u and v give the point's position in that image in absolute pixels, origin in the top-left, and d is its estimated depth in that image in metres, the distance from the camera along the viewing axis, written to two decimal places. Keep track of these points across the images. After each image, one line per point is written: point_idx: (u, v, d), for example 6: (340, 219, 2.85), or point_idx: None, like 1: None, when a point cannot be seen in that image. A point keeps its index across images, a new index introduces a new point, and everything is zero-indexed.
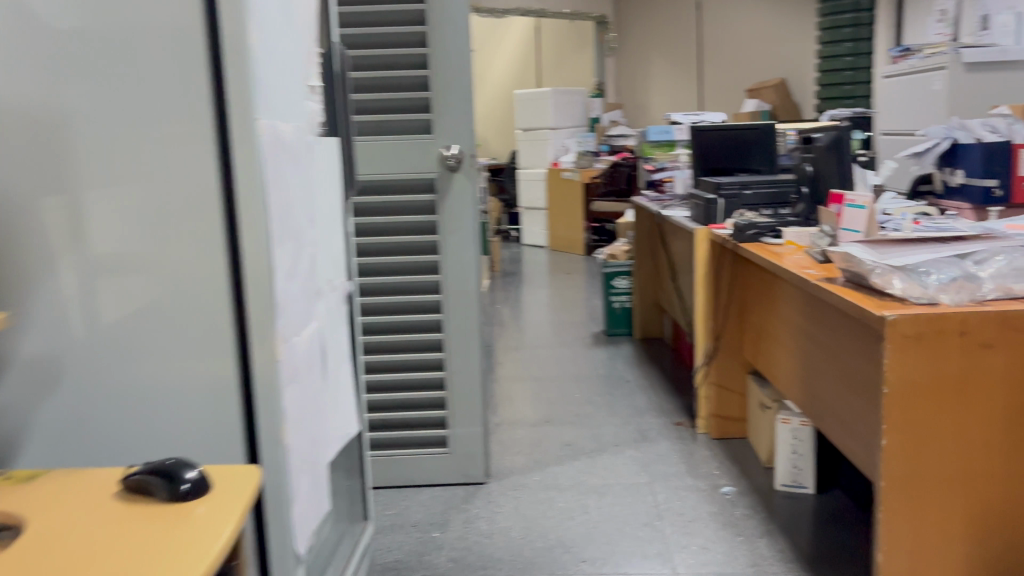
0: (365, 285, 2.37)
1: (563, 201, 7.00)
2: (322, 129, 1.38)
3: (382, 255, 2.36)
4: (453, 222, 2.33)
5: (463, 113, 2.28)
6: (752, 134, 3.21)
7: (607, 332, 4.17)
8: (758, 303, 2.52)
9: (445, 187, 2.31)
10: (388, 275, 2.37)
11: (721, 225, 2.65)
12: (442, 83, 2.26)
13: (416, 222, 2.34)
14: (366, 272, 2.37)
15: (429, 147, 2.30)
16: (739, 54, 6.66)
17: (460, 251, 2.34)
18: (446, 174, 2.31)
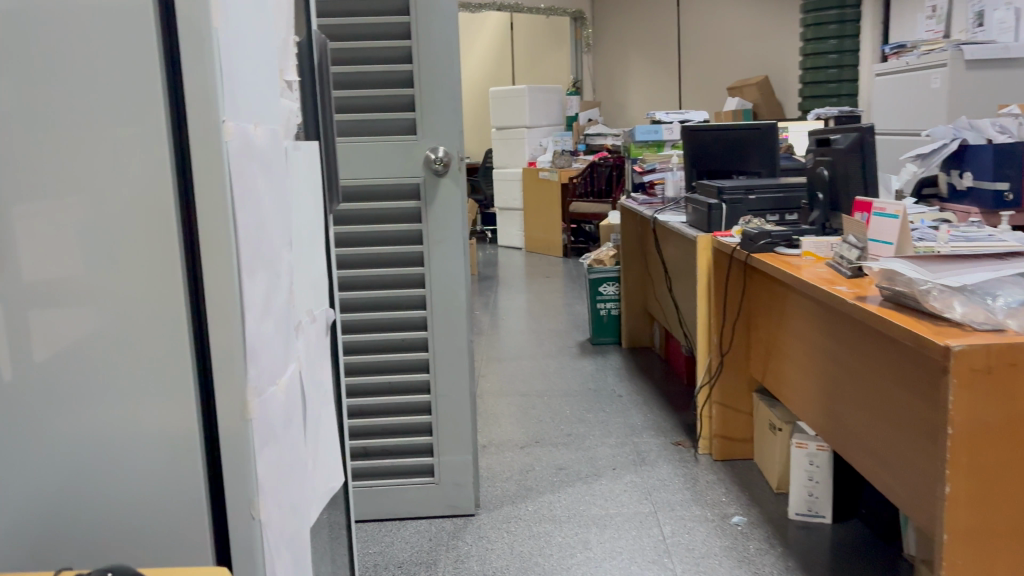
0: (344, 301, 2.14)
1: (540, 201, 6.81)
2: (299, 132, 1.16)
3: (363, 268, 2.15)
4: (440, 230, 2.12)
5: (451, 112, 2.07)
6: (750, 134, 3.04)
7: (593, 340, 3.99)
8: (766, 316, 2.36)
9: (431, 193, 2.11)
10: (369, 290, 2.15)
11: (726, 233, 2.46)
12: (427, 78, 2.06)
13: (400, 232, 2.13)
14: (345, 286, 2.15)
15: (414, 149, 2.09)
16: (719, 52, 6.52)
17: (447, 263, 2.14)
18: (433, 179, 2.10)
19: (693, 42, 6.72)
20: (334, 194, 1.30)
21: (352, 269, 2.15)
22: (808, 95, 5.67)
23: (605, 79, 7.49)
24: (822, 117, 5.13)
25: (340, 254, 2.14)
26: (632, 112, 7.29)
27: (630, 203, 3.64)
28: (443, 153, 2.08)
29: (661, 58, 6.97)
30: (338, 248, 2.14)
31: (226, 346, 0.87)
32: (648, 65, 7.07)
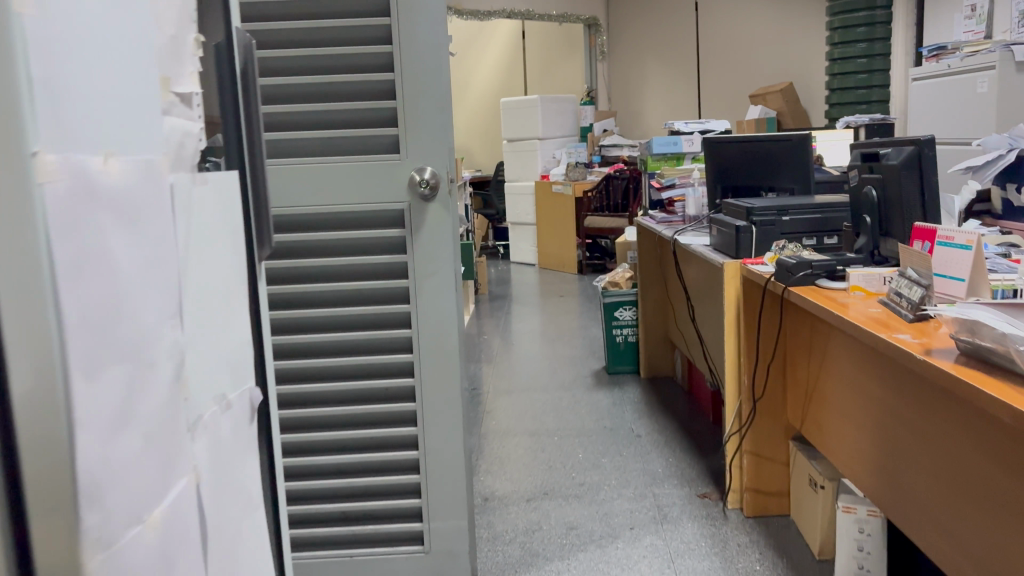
0: (321, 343, 1.81)
1: (553, 216, 6.54)
2: (205, 159, 0.88)
3: (343, 305, 1.81)
4: (427, 263, 1.79)
5: (440, 126, 1.75)
6: (780, 148, 2.74)
7: (608, 369, 3.68)
8: (805, 357, 2.07)
9: (417, 222, 1.78)
10: (350, 330, 1.81)
11: (758, 261, 2.17)
12: (410, 86, 1.72)
13: (383, 266, 1.79)
14: (321, 326, 1.81)
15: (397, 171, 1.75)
16: (741, 58, 6.19)
17: (435, 301, 1.81)
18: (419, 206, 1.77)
19: (712, 49, 6.41)
20: (266, 235, 1.02)
21: (331, 305, 1.81)
22: (835, 102, 5.40)
23: (621, 88, 7.21)
24: (853, 124, 4.80)
25: (315, 288, 1.81)
26: (650, 122, 7.00)
27: (647, 221, 3.35)
28: (430, 175, 1.75)
29: (680, 66, 6.68)
30: (313, 281, 1.80)
31: (38, 469, 0.51)
32: (666, 73, 6.79)
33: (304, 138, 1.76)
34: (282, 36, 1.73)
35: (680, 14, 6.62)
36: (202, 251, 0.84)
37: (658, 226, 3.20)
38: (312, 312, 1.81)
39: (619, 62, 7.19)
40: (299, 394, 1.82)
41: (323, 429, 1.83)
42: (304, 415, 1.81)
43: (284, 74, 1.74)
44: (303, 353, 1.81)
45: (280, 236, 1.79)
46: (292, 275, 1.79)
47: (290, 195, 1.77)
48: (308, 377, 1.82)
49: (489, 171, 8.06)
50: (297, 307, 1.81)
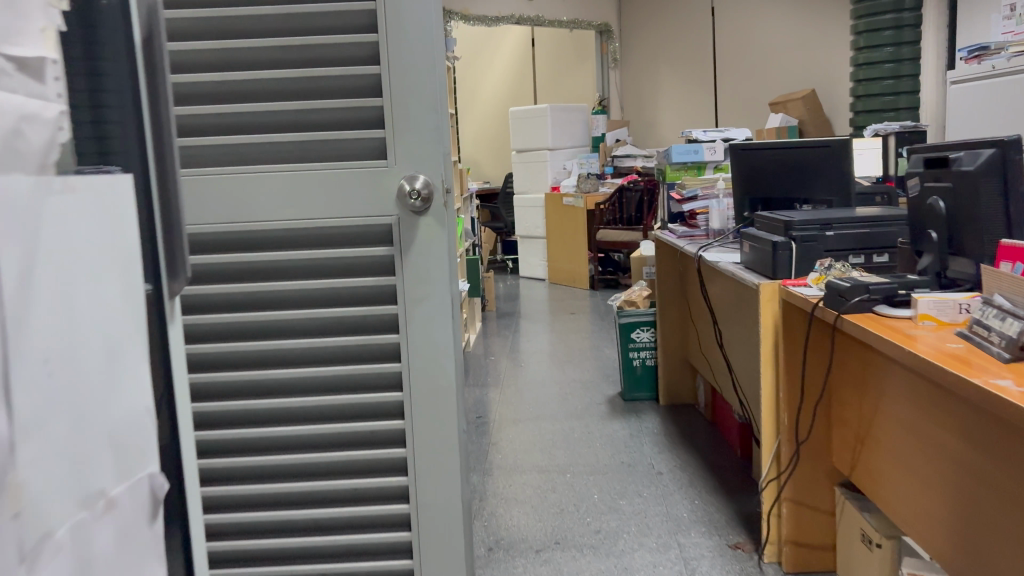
0: (286, 376, 1.38)
1: (564, 229, 6.28)
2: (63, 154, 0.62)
3: (316, 328, 1.38)
4: (421, 291, 1.37)
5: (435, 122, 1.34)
6: (816, 155, 2.45)
7: (625, 396, 3.40)
8: (858, 396, 1.78)
9: (407, 240, 1.35)
10: (324, 359, 1.39)
11: (800, 282, 1.89)
12: (397, 71, 1.32)
13: (364, 289, 1.37)
14: (287, 354, 1.38)
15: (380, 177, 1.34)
16: (760, 65, 5.89)
17: (427, 336, 1.38)
18: (410, 222, 1.35)
19: (729, 56, 6.13)
20: (179, 262, 0.76)
21: (300, 325, 1.38)
22: (860, 109, 5.06)
23: (634, 97, 6.96)
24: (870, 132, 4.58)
25: (279, 306, 1.38)
26: (664, 132, 6.74)
27: (666, 235, 3.10)
28: (424, 185, 1.33)
29: (696, 75, 6.42)
30: (276, 296, 1.38)
31: None
32: (681, 81, 6.54)
33: (262, 140, 1.35)
34: (234, 24, 1.34)
35: (697, 20, 6.35)
36: (73, 286, 0.60)
37: (679, 240, 2.95)
38: (275, 337, 1.38)
39: (633, 70, 6.95)
40: (260, 439, 1.38)
41: (289, 481, 1.39)
42: (266, 464, 1.38)
43: (236, 67, 1.35)
44: (263, 390, 1.39)
45: (235, 241, 1.37)
46: (251, 288, 1.37)
47: (248, 192, 1.35)
48: (271, 417, 1.39)
49: (497, 184, 7.81)
50: (256, 331, 1.38)
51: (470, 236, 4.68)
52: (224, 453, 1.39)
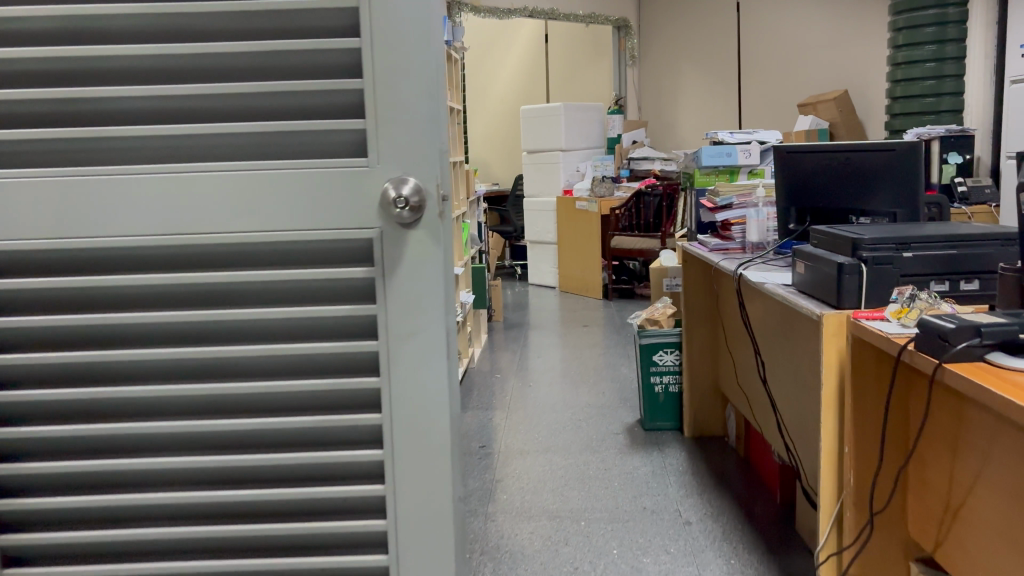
0: (237, 427, 1.01)
1: (577, 235, 5.94)
2: None
3: (274, 374, 1.01)
4: (409, 334, 1.00)
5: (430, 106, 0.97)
6: (879, 160, 2.11)
7: (645, 425, 3.07)
8: (947, 460, 1.44)
9: (390, 262, 0.98)
10: (292, 406, 1.02)
11: (875, 315, 1.55)
12: (382, 35, 0.96)
13: (334, 326, 1.00)
14: (242, 400, 1.01)
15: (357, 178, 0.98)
16: (789, 65, 5.52)
17: (413, 396, 1.01)
18: (394, 238, 0.98)
19: (756, 55, 5.77)
20: None
21: (256, 370, 1.01)
22: (898, 112, 4.68)
23: (653, 97, 6.62)
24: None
25: (232, 335, 1.01)
26: (685, 133, 6.39)
27: (696, 247, 2.76)
28: (414, 190, 0.97)
29: (720, 74, 6.06)
30: (225, 331, 1.00)
31: None
32: (703, 80, 6.19)
33: (207, 132, 0.98)
34: None
35: (722, 16, 5.99)
36: None
37: (712, 254, 2.61)
38: (224, 382, 1.01)
39: (652, 68, 6.61)
40: (204, 504, 1.02)
41: (241, 557, 1.03)
42: (209, 538, 1.02)
43: (168, 37, 0.98)
44: (208, 447, 1.02)
45: (171, 253, 0.99)
46: (191, 320, 0.99)
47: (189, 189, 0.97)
48: (225, 477, 1.03)
49: (506, 185, 7.48)
50: (200, 374, 1.01)
51: (478, 242, 4.35)
52: (162, 521, 1.03)
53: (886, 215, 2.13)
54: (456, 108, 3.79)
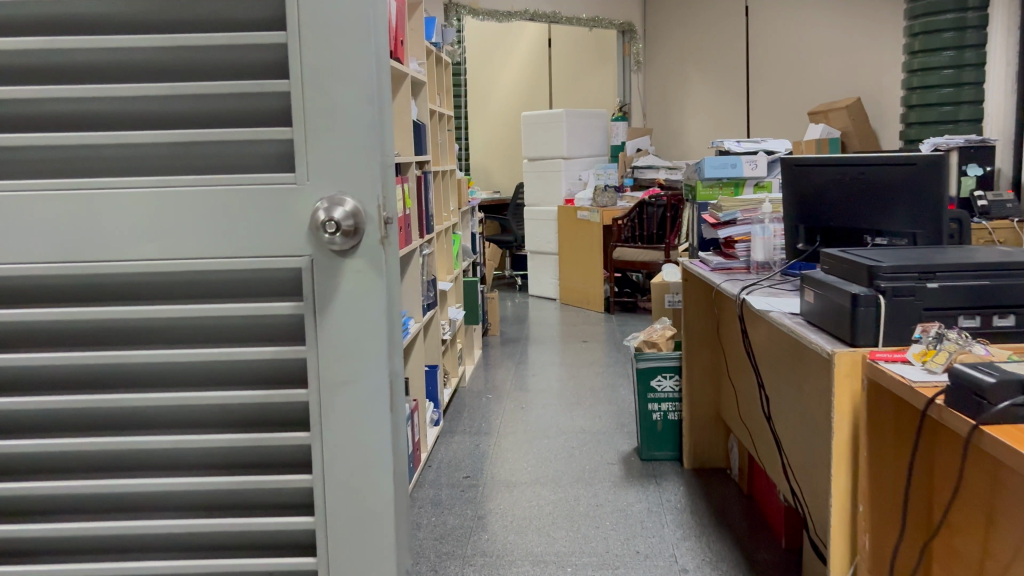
0: (135, 487, 0.82)
1: (578, 246, 5.75)
2: None
3: (207, 459, 0.83)
4: (344, 390, 0.80)
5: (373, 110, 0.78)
6: (897, 175, 1.90)
7: (642, 455, 2.87)
8: (983, 536, 1.24)
9: (321, 305, 0.79)
10: (206, 464, 0.83)
11: (895, 356, 1.35)
12: (311, 21, 0.77)
13: (252, 390, 0.81)
14: (144, 454, 0.82)
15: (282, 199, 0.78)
16: (798, 71, 5.32)
17: (351, 466, 0.81)
18: (327, 275, 0.78)
19: (765, 60, 5.56)
20: None
21: (183, 458, 0.83)
22: (913, 120, 4.48)
23: (658, 103, 6.42)
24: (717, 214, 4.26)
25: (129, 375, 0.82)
26: (691, 141, 6.18)
27: (696, 265, 2.57)
28: (353, 213, 0.78)
29: (728, 80, 5.86)
30: (136, 411, 0.82)
31: None
32: (711, 86, 5.99)
33: (96, 148, 0.80)
34: None
35: (730, 20, 5.79)
36: None
37: (713, 273, 2.43)
38: (148, 474, 0.83)
39: (657, 74, 6.41)
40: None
41: None
42: None
43: (32, 30, 0.80)
44: (124, 554, 0.83)
45: (77, 302, 0.80)
46: (99, 401, 0.81)
47: (84, 222, 0.79)
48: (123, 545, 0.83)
49: (507, 193, 7.29)
50: (116, 457, 0.83)
51: (471, 254, 4.15)
52: None
53: (902, 236, 1.92)
54: (447, 115, 3.60)
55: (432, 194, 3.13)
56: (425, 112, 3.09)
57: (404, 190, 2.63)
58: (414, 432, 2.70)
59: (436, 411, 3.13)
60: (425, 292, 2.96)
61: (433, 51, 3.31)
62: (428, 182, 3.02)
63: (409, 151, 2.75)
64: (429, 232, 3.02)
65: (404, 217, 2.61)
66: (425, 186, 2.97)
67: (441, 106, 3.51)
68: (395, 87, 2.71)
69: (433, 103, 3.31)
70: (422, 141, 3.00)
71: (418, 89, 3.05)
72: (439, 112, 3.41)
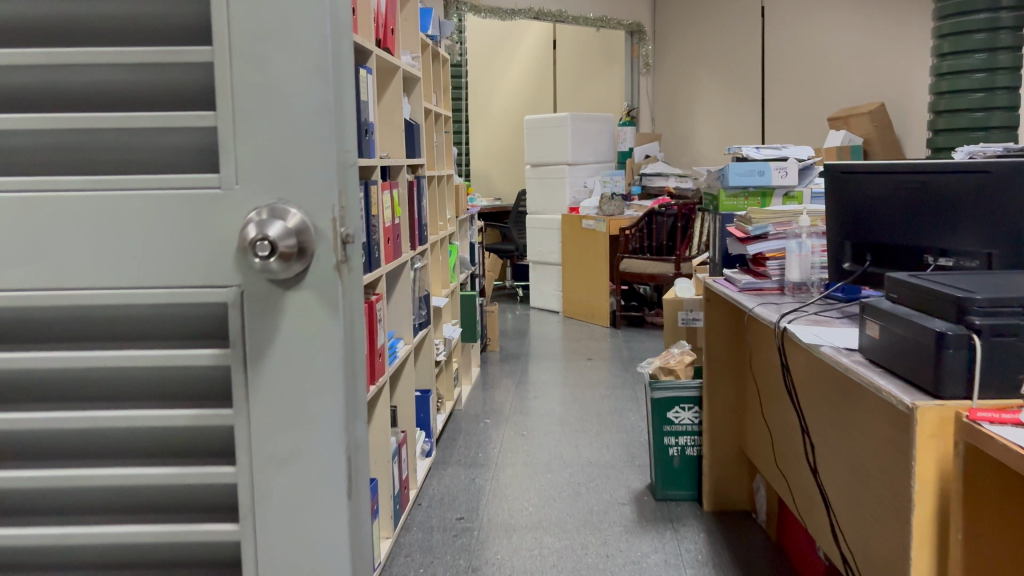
0: (41, 535, 0.75)
1: (583, 257, 5.47)
2: None
3: (123, 505, 0.76)
4: (282, 432, 0.73)
5: (319, 115, 0.72)
6: (963, 186, 1.62)
7: (657, 495, 2.58)
8: None
9: (256, 338, 0.72)
10: (123, 507, 0.76)
11: (1002, 418, 1.06)
12: (245, 26, 0.71)
13: (175, 425, 0.75)
14: (58, 499, 0.76)
15: (212, 221, 0.72)
16: (814, 76, 5.06)
17: (288, 517, 0.74)
18: (265, 303, 0.72)
19: (779, 64, 5.30)
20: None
21: (98, 499, 0.76)
22: (941, 127, 4.12)
23: (667, 109, 6.15)
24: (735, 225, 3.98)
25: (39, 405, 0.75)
26: (701, 148, 5.91)
27: (722, 285, 2.28)
28: (297, 230, 0.71)
29: (740, 85, 5.59)
30: (49, 447, 0.75)
31: None
32: (722, 91, 5.72)
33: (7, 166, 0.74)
34: None
35: (743, 21, 5.52)
36: None
37: (743, 295, 2.14)
38: (63, 516, 0.76)
39: (666, 77, 6.15)
40: None
41: None
42: None
43: None
44: None
45: None
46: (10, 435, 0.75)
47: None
48: None
49: (509, 200, 7.01)
50: (18, 501, 0.76)
51: (470, 265, 3.87)
52: None
53: (969, 260, 1.64)
54: (444, 116, 3.32)
55: (426, 201, 2.85)
56: (421, 111, 2.82)
57: (395, 195, 2.36)
58: (403, 469, 2.40)
59: (428, 440, 2.84)
60: (418, 309, 2.68)
61: (430, 44, 3.03)
62: (422, 187, 2.75)
63: (401, 153, 2.48)
64: (423, 243, 2.75)
65: (394, 226, 2.33)
66: (418, 191, 2.69)
67: (438, 107, 3.23)
68: (385, 81, 2.44)
69: (429, 102, 3.04)
70: (416, 144, 2.74)
71: (413, 84, 2.79)
72: (435, 111, 3.14)
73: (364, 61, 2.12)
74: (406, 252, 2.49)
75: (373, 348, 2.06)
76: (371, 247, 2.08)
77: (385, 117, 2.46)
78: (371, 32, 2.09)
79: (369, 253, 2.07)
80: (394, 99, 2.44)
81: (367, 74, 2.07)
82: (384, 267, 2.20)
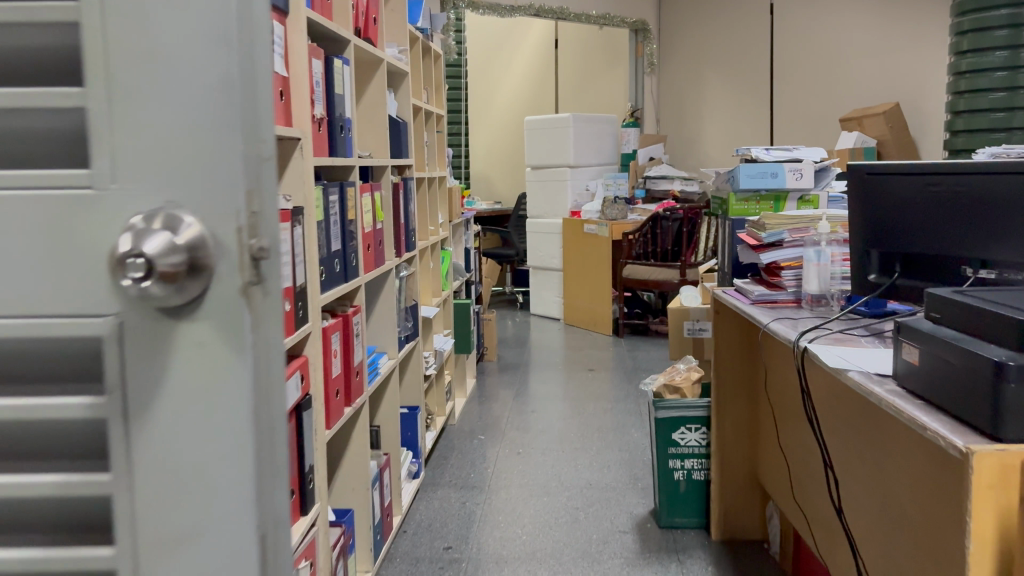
0: None
1: (585, 262, 5.28)
2: None
3: None
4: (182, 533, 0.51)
5: (225, 74, 0.49)
6: (1005, 187, 1.42)
7: (661, 522, 2.39)
8: None
9: (139, 396, 0.50)
10: None
11: None
12: None
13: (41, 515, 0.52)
14: None
15: (79, 234, 0.50)
16: (826, 75, 4.86)
17: None
18: (149, 339, 0.49)
19: (790, 63, 5.10)
20: None
21: None
22: (960, 129, 3.86)
23: (673, 110, 5.96)
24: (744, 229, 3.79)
25: None
26: (709, 149, 5.71)
27: (733, 298, 2.10)
28: (191, 246, 0.48)
29: (749, 84, 5.39)
30: None
31: None
32: (730, 90, 5.53)
33: None
34: None
35: (752, 19, 5.33)
36: None
37: (756, 308, 1.96)
38: None
39: (672, 77, 5.96)
40: None
41: None
42: None
43: None
44: None
45: None
46: None
47: None
48: None
49: (510, 203, 6.83)
50: None
51: (465, 272, 3.68)
52: None
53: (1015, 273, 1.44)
54: (437, 114, 3.13)
55: (414, 205, 2.66)
56: (410, 108, 2.63)
57: (377, 198, 2.17)
58: (385, 495, 2.21)
59: (416, 461, 2.66)
60: (402, 321, 2.48)
61: (420, 37, 2.84)
62: (409, 191, 2.56)
63: (385, 153, 2.29)
64: (410, 250, 2.56)
65: (375, 231, 2.14)
66: (405, 194, 2.50)
67: (430, 105, 3.04)
68: (367, 75, 2.26)
69: (419, 99, 2.85)
70: (404, 143, 2.55)
71: (402, 80, 2.60)
72: (426, 109, 2.95)
73: (342, 51, 1.93)
74: (390, 261, 2.30)
75: (350, 367, 1.87)
76: (349, 254, 1.89)
77: (368, 114, 2.27)
78: (348, 20, 1.91)
79: (347, 261, 1.88)
80: (378, 94, 2.25)
81: (345, 65, 1.89)
82: (362, 277, 2.01)
